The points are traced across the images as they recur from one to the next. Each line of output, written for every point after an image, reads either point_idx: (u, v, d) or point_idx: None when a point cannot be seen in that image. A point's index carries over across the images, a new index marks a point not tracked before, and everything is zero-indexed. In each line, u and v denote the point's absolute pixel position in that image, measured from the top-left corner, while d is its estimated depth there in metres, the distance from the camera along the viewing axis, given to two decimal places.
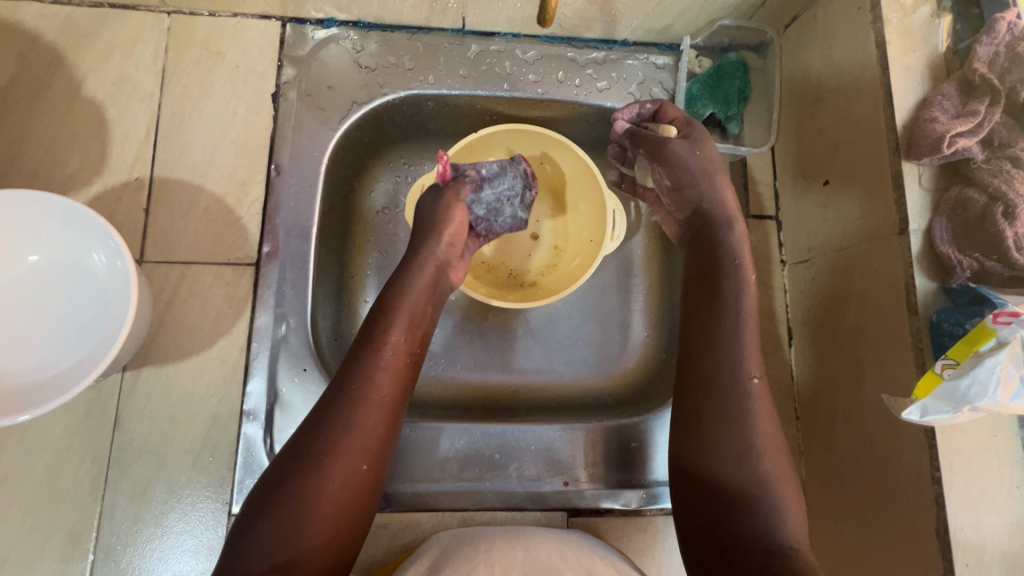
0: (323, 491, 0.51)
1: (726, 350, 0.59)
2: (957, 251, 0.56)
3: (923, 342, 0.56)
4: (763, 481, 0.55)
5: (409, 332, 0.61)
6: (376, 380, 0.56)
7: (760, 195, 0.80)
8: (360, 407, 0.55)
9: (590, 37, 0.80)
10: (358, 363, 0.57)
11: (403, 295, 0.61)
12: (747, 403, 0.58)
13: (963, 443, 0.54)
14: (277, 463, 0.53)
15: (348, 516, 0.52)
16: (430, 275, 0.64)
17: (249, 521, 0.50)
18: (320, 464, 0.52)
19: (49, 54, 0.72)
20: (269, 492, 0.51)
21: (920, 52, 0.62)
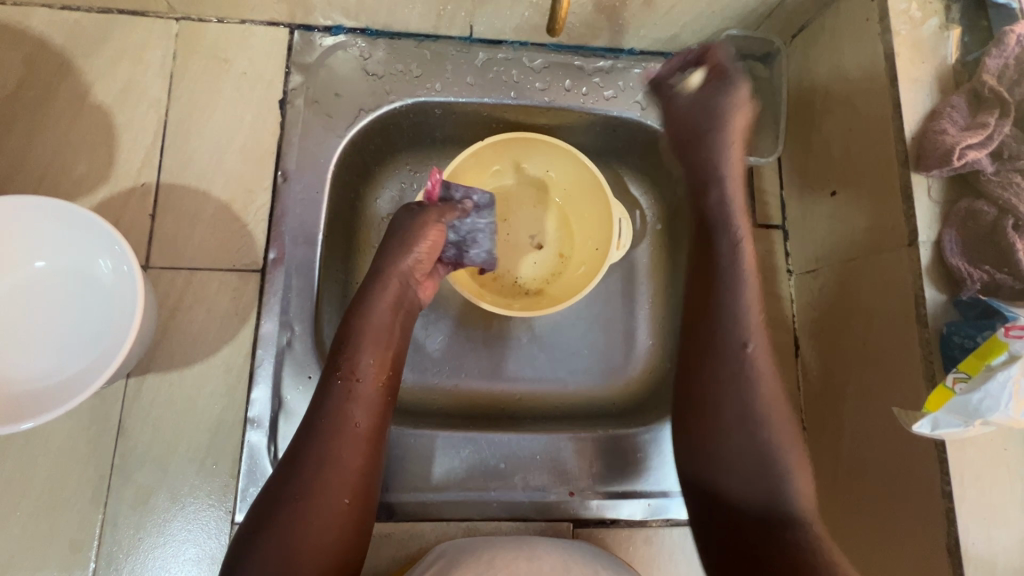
0: (307, 535, 0.50)
1: (730, 296, 0.61)
2: (968, 263, 0.56)
3: (933, 355, 0.55)
4: (766, 449, 0.56)
5: (380, 358, 0.60)
6: (350, 414, 0.55)
7: (766, 204, 0.80)
8: (334, 439, 0.54)
9: (597, 46, 0.80)
10: (328, 394, 0.56)
11: (368, 319, 0.60)
12: (754, 373, 0.59)
13: (974, 457, 0.54)
14: (258, 506, 0.52)
15: (337, 553, 0.51)
16: (398, 294, 0.63)
17: (234, 570, 0.49)
18: (300, 507, 0.51)
19: (57, 60, 0.72)
20: (252, 538, 0.50)
21: (928, 63, 0.62)
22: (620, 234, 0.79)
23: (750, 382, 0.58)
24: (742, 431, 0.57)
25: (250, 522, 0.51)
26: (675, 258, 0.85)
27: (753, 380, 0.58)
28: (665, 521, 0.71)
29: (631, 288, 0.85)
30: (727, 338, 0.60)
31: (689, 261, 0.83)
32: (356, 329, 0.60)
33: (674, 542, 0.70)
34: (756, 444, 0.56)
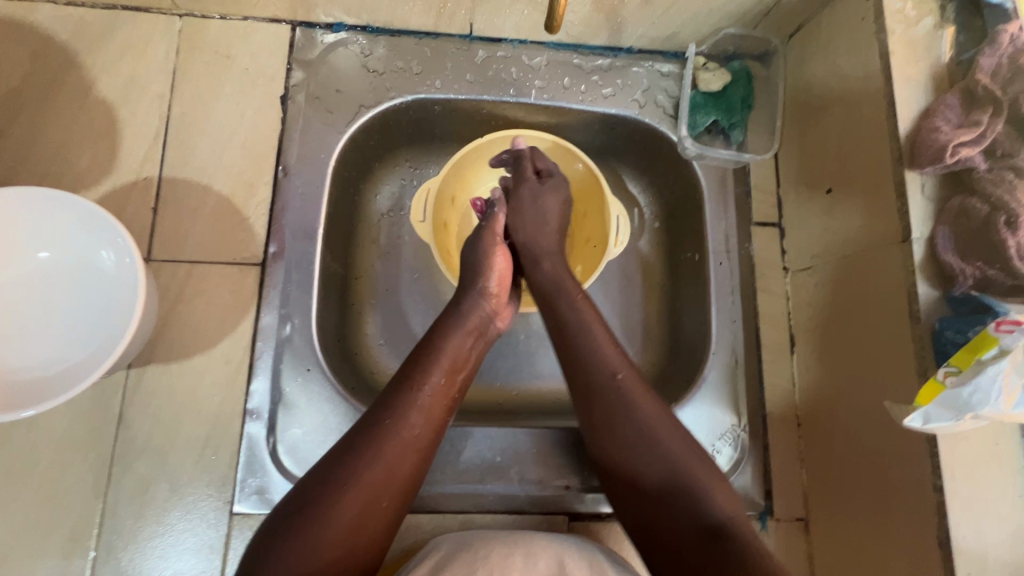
0: (332, 532, 0.48)
1: (582, 346, 0.61)
2: (960, 259, 0.56)
3: (925, 350, 0.56)
4: (674, 469, 0.54)
5: (451, 376, 0.59)
6: (410, 421, 0.55)
7: (763, 203, 0.81)
8: (391, 443, 0.53)
9: (596, 44, 0.81)
10: (396, 397, 0.56)
11: (444, 336, 0.62)
12: (626, 402, 0.57)
13: (965, 451, 0.54)
14: (302, 487, 0.51)
15: (357, 554, 0.49)
16: (478, 319, 0.65)
17: (264, 543, 0.48)
18: (335, 501, 0.49)
19: (62, 55, 0.73)
20: (289, 517, 0.49)
21: (923, 62, 0.62)
22: (617, 231, 0.78)
23: (624, 409, 0.57)
24: (649, 456, 0.54)
25: (286, 505, 0.51)
26: (672, 255, 0.86)
27: (633, 402, 0.57)
28: None
29: (629, 283, 0.85)
30: (597, 374, 0.59)
31: (685, 259, 0.83)
32: (436, 341, 0.61)
33: None
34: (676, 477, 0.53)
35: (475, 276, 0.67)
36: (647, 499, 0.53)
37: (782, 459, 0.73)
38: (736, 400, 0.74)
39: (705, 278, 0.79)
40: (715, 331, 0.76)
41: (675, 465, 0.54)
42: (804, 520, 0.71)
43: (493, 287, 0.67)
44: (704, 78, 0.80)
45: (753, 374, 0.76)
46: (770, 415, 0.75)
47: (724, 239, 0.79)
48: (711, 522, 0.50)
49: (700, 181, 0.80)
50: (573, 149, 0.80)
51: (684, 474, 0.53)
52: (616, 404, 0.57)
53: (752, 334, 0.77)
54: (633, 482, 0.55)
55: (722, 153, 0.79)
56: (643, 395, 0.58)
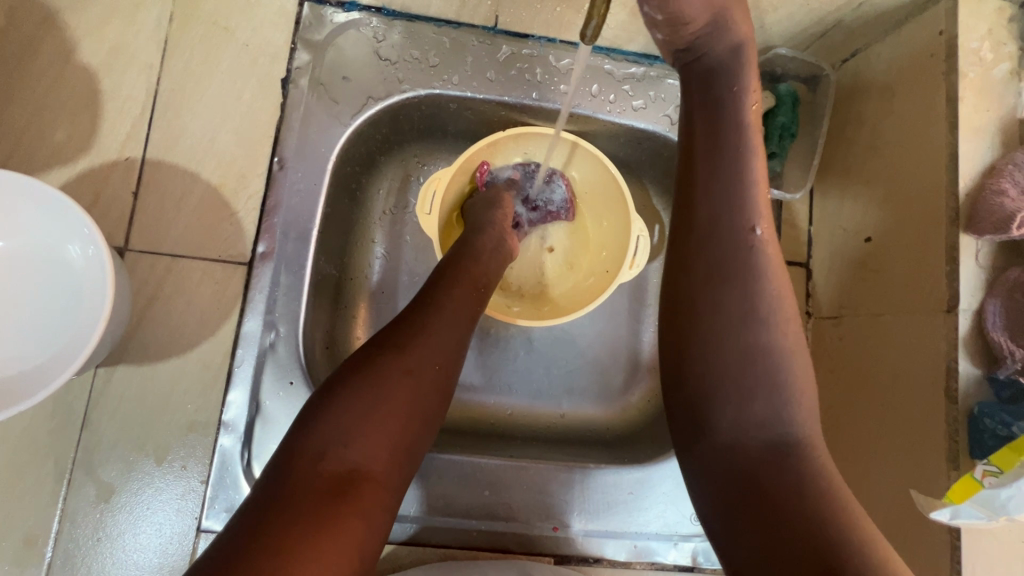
0: (398, 391, 0.48)
1: (721, 193, 0.49)
2: (1011, 340, 0.51)
3: (959, 435, 0.51)
4: (762, 354, 0.46)
5: (480, 273, 0.62)
6: (454, 299, 0.57)
7: (792, 239, 0.75)
8: (435, 318, 0.54)
9: (630, 50, 0.74)
10: (433, 287, 0.58)
11: (473, 245, 0.65)
12: (760, 278, 0.47)
13: (991, 549, 0.50)
14: (350, 361, 0.51)
15: (417, 419, 0.49)
16: (501, 228, 0.69)
17: (317, 412, 0.47)
18: (401, 364, 0.49)
19: (41, 11, 0.65)
20: (340, 386, 0.48)
21: (994, 112, 0.56)
22: (637, 251, 0.73)
23: (750, 274, 0.47)
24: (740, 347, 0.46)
25: (343, 369, 0.50)
26: None
27: (755, 274, 0.47)
28: (649, 564, 0.68)
29: (639, 312, 0.81)
30: (722, 220, 0.48)
31: None
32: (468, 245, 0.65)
33: None
34: (753, 381, 0.46)
35: (487, 207, 0.72)
36: (724, 404, 0.46)
37: None
38: None
39: None
40: None
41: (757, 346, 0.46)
42: None
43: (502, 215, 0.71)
44: None
45: None
46: None
47: None
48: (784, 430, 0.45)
49: None
50: (603, 159, 0.74)
51: (765, 361, 0.46)
52: (743, 272, 0.47)
53: None
54: (712, 380, 0.47)
55: None
56: (781, 279, 0.48)
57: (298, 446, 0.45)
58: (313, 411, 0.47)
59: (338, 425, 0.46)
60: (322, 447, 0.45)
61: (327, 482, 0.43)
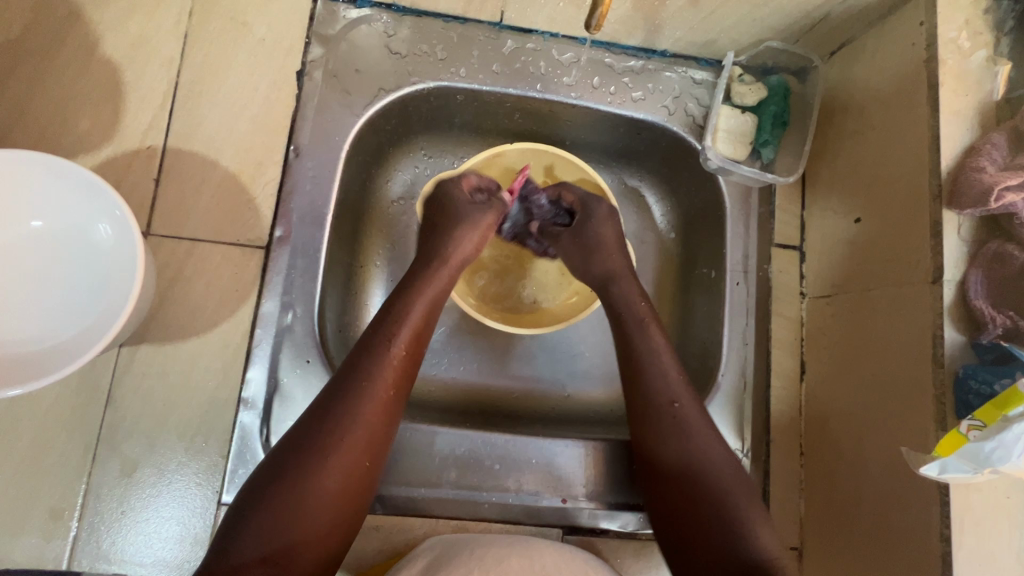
0: (310, 496, 0.50)
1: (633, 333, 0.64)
2: (991, 307, 0.54)
3: (946, 396, 0.55)
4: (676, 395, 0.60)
5: (411, 339, 0.60)
6: (377, 381, 0.56)
7: (786, 223, 0.78)
8: (359, 406, 0.54)
9: (629, 44, 0.78)
10: (359, 363, 0.56)
11: (404, 307, 0.61)
12: (637, 311, 0.66)
13: (977, 503, 0.53)
14: (274, 455, 0.52)
15: (339, 516, 0.52)
16: (433, 290, 0.64)
17: (237, 517, 0.49)
18: (318, 464, 0.51)
19: (66, 7, 0.68)
20: (260, 490, 0.50)
21: (972, 97, 0.60)
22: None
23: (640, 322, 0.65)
24: (696, 483, 0.57)
25: (268, 465, 0.52)
26: (689, 269, 0.84)
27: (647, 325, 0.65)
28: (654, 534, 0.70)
29: None
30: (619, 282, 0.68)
31: (701, 274, 0.82)
32: (403, 301, 0.61)
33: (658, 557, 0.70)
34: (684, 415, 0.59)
35: (455, 244, 0.67)
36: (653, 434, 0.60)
37: (783, 487, 0.72)
38: (740, 424, 0.73)
39: (719, 298, 0.78)
40: (725, 352, 0.75)
41: (717, 493, 0.56)
42: (798, 549, 0.71)
43: (457, 256, 0.67)
44: (739, 91, 0.77)
45: (760, 399, 0.74)
46: (774, 440, 0.73)
47: (743, 259, 0.77)
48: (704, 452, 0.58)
49: (724, 197, 0.78)
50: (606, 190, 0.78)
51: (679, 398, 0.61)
52: (664, 389, 0.60)
53: (762, 358, 0.75)
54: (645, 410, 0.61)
55: (745, 169, 0.75)
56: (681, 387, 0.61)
57: (217, 551, 0.48)
58: (235, 514, 0.49)
59: (251, 537, 0.48)
60: (236, 554, 0.47)
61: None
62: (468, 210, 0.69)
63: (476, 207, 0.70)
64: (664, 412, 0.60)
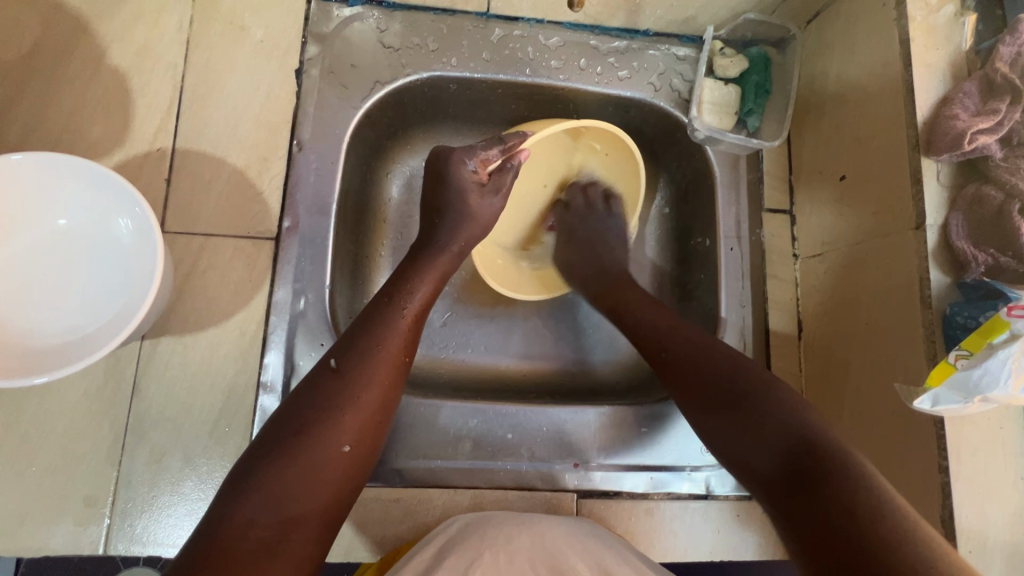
0: (323, 459, 0.51)
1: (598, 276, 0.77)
2: (972, 246, 0.57)
3: (935, 334, 0.57)
4: (665, 344, 0.65)
5: (419, 307, 0.63)
6: (383, 346, 0.58)
7: (774, 189, 0.81)
8: (371, 367, 0.57)
9: (612, 26, 0.81)
10: (367, 328, 0.59)
11: (411, 279, 0.64)
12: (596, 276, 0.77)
13: (972, 434, 0.55)
14: (279, 420, 0.53)
15: (346, 480, 0.53)
16: (438, 264, 0.66)
17: (242, 479, 0.50)
18: (331, 423, 0.53)
19: (73, 21, 0.71)
20: (268, 448, 0.51)
21: (942, 50, 0.62)
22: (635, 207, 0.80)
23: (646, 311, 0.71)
24: (735, 375, 0.58)
25: (276, 428, 0.53)
26: (684, 240, 0.86)
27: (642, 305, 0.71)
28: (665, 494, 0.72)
29: (637, 269, 0.87)
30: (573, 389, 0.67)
31: (696, 243, 0.84)
32: (408, 276, 0.64)
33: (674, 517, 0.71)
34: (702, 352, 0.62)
35: (450, 236, 0.68)
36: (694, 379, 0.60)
37: None
38: None
39: (714, 264, 0.80)
40: (723, 315, 0.77)
41: (750, 386, 0.57)
42: None
43: (457, 246, 0.68)
44: (721, 64, 0.80)
45: (760, 358, 0.77)
46: None
47: (736, 225, 0.80)
48: (754, 398, 0.56)
49: (714, 167, 0.81)
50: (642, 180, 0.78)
51: (699, 351, 0.62)
52: (698, 350, 0.62)
53: (760, 319, 0.78)
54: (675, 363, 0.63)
55: (732, 136, 0.78)
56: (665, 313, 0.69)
57: (224, 511, 0.48)
58: (242, 476, 0.50)
59: (259, 497, 0.48)
60: (243, 516, 0.47)
61: (253, 547, 0.46)
62: (474, 204, 0.69)
63: (487, 198, 0.70)
64: (670, 358, 0.64)
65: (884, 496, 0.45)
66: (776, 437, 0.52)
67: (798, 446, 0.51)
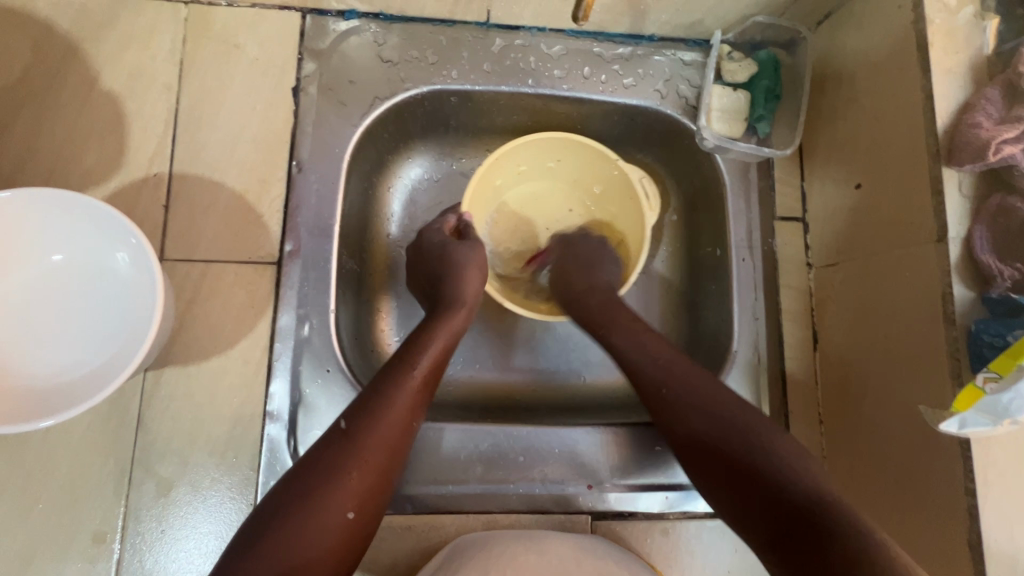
0: (329, 524, 0.49)
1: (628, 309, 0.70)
2: (998, 260, 0.55)
3: (960, 352, 0.55)
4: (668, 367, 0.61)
5: (432, 359, 0.61)
6: (398, 400, 0.57)
7: (787, 196, 0.79)
8: (383, 420, 0.55)
9: (617, 32, 0.78)
10: (382, 381, 0.58)
11: (423, 333, 0.63)
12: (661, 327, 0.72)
13: (999, 454, 0.53)
14: (292, 472, 0.52)
15: (353, 534, 0.51)
16: (453, 319, 0.65)
17: (251, 533, 0.48)
18: (339, 478, 0.51)
19: (65, 44, 0.70)
20: (278, 501, 0.50)
21: (963, 53, 0.60)
22: (648, 193, 0.77)
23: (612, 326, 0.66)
24: (717, 418, 0.56)
25: (286, 481, 0.52)
26: (695, 250, 0.84)
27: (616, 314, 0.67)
28: (681, 514, 0.71)
29: (647, 281, 0.85)
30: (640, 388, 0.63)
31: (706, 253, 0.82)
32: (422, 333, 0.63)
33: (689, 535, 0.70)
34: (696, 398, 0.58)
35: (457, 289, 0.67)
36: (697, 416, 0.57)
37: None
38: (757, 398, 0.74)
39: (726, 275, 0.78)
40: (736, 329, 0.76)
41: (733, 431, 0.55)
42: None
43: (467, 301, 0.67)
44: (729, 69, 0.78)
45: (775, 371, 0.75)
46: (793, 411, 0.74)
47: (747, 235, 0.78)
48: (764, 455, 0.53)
49: (723, 175, 0.78)
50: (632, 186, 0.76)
51: (693, 388, 0.59)
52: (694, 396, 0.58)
53: (775, 331, 0.76)
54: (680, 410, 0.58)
55: (742, 144, 0.75)
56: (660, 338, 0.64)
57: (234, 567, 0.46)
58: (252, 529, 0.49)
59: (267, 552, 0.47)
60: (250, 572, 0.46)
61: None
62: (458, 252, 0.70)
63: (468, 246, 0.71)
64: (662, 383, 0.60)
65: (882, 563, 0.44)
66: (792, 485, 0.50)
67: (797, 503, 0.49)
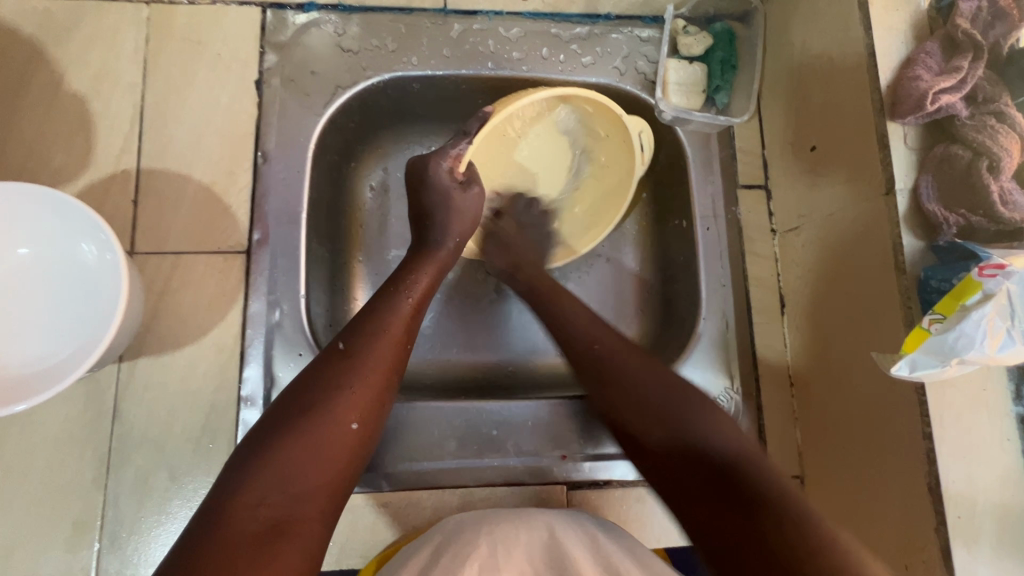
0: (329, 436, 0.49)
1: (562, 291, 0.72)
2: (944, 208, 0.55)
3: (912, 300, 0.56)
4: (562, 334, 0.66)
5: (416, 294, 0.62)
6: (383, 330, 0.58)
7: (749, 165, 0.80)
8: (375, 347, 0.56)
9: (572, 13, 0.80)
10: (367, 316, 0.59)
11: (407, 272, 0.65)
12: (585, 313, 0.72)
13: (954, 398, 0.54)
14: (280, 402, 0.52)
15: (349, 460, 0.50)
16: (440, 257, 0.67)
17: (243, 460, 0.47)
18: (335, 401, 0.51)
19: (30, 48, 0.71)
20: (270, 429, 0.49)
21: (902, 11, 0.61)
22: (643, 147, 0.74)
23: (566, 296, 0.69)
24: (646, 386, 0.58)
25: (276, 410, 0.51)
26: (663, 223, 0.85)
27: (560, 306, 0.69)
28: None
29: (618, 259, 0.86)
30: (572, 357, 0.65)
31: (674, 226, 0.83)
32: (410, 267, 0.65)
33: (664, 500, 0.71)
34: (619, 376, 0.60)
35: (444, 233, 0.68)
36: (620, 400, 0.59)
37: (777, 417, 0.74)
38: (728, 362, 0.75)
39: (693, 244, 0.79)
40: (705, 298, 0.76)
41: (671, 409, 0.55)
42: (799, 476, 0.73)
43: (452, 241, 0.68)
44: (684, 43, 0.79)
45: (745, 336, 0.76)
46: (763, 374, 0.75)
47: (711, 204, 0.79)
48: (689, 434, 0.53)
49: (684, 146, 0.80)
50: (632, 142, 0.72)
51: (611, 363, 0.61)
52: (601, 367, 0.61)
53: (742, 298, 0.77)
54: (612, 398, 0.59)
55: (699, 114, 0.78)
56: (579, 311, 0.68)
57: (229, 491, 0.45)
58: (246, 455, 0.47)
59: (263, 474, 0.46)
60: (248, 493, 0.45)
61: (260, 528, 0.43)
62: (460, 203, 0.68)
63: (471, 196, 0.69)
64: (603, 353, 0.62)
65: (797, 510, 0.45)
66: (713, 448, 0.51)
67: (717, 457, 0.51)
